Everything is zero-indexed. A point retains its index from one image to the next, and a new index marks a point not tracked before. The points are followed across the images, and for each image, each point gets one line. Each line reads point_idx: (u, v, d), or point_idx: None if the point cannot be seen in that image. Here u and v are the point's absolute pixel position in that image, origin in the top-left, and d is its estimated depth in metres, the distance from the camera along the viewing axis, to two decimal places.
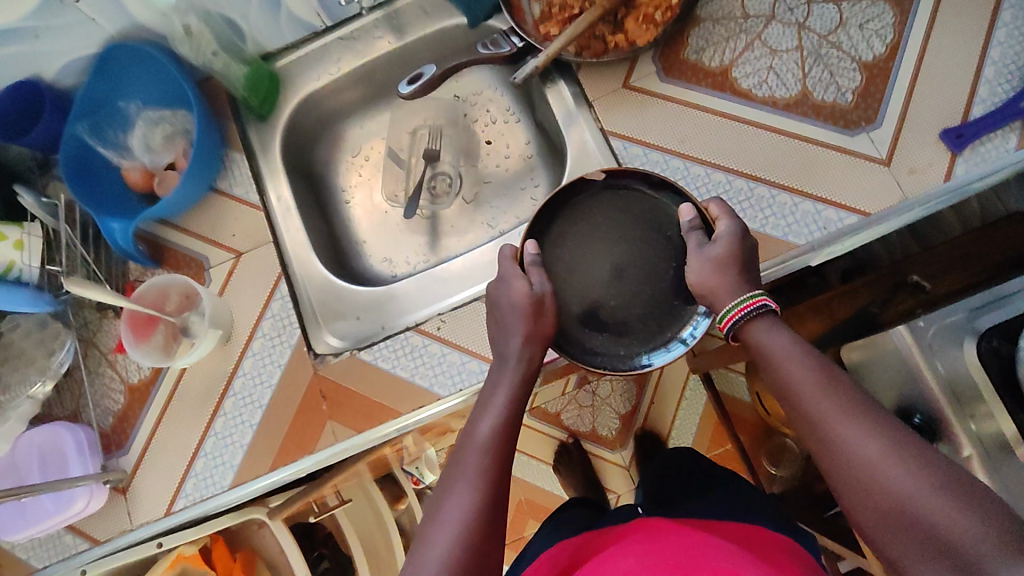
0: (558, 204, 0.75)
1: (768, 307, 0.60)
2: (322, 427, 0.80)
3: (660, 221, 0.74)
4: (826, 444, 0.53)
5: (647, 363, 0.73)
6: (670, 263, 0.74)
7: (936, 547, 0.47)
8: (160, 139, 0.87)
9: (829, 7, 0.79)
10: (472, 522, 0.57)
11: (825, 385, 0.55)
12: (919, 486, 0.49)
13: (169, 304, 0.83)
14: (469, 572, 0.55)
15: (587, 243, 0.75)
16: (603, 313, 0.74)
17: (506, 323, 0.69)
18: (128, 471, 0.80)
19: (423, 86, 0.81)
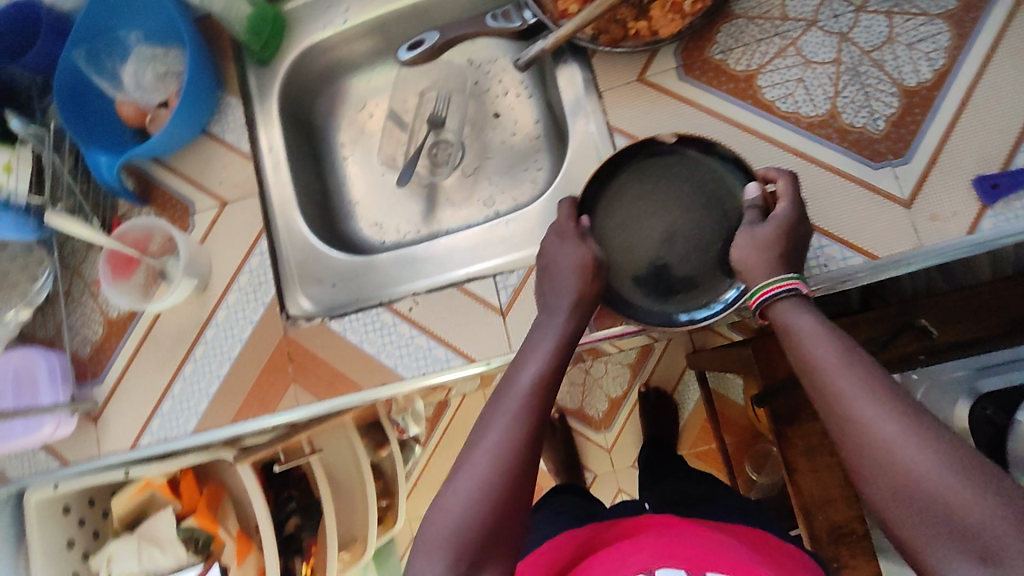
0: (621, 160, 0.74)
1: (796, 291, 0.59)
2: (285, 390, 0.79)
3: (720, 193, 0.73)
4: (839, 426, 0.50)
5: (687, 321, 0.74)
6: (723, 235, 0.73)
7: (953, 535, 0.44)
8: (152, 77, 0.84)
9: (879, 19, 0.72)
10: (507, 460, 0.55)
11: (847, 362, 0.52)
12: (939, 468, 0.45)
13: (152, 245, 0.82)
14: (499, 509, 0.53)
15: (644, 203, 0.76)
16: (649, 274, 0.76)
17: (557, 280, 0.68)
18: (98, 403, 0.82)
19: (422, 54, 0.78)
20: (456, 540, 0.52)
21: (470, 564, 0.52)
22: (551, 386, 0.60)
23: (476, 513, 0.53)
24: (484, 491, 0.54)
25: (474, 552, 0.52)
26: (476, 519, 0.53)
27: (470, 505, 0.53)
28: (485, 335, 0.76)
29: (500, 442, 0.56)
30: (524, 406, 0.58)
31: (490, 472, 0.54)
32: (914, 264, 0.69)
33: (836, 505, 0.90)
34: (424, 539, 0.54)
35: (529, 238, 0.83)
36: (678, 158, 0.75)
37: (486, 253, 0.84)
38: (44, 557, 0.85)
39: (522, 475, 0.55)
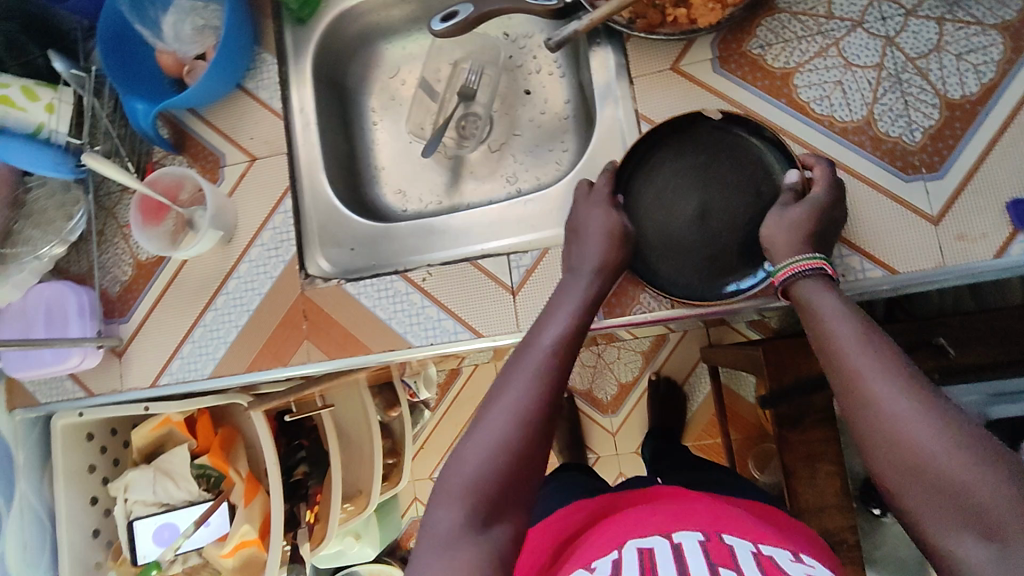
0: (664, 131, 0.75)
1: (822, 270, 0.60)
2: (298, 344, 0.81)
3: (758, 176, 0.73)
4: (852, 401, 0.50)
5: (733, 292, 0.73)
6: (754, 216, 0.72)
7: (958, 510, 0.44)
8: (190, 29, 0.85)
9: (929, 25, 0.71)
10: (523, 420, 0.55)
11: (866, 342, 0.52)
12: (950, 443, 0.45)
13: (182, 194, 0.84)
14: (512, 468, 0.54)
15: (681, 177, 0.75)
16: (678, 248, 0.75)
17: (586, 246, 0.70)
18: (124, 339, 0.85)
19: (454, 27, 0.77)
20: (477, 488, 0.53)
21: (490, 515, 0.52)
22: (573, 347, 0.62)
23: (496, 459, 0.54)
24: (507, 440, 0.55)
25: (495, 501, 0.52)
26: (497, 467, 0.53)
27: (491, 451, 0.54)
28: (493, 310, 0.77)
29: (524, 392, 0.57)
30: (542, 368, 0.59)
31: (508, 429, 0.55)
32: (934, 282, 0.68)
33: (830, 513, 0.89)
34: (443, 488, 0.54)
35: (547, 218, 0.83)
36: (721, 137, 0.75)
37: (502, 230, 0.85)
38: (66, 478, 0.90)
39: (541, 425, 0.56)
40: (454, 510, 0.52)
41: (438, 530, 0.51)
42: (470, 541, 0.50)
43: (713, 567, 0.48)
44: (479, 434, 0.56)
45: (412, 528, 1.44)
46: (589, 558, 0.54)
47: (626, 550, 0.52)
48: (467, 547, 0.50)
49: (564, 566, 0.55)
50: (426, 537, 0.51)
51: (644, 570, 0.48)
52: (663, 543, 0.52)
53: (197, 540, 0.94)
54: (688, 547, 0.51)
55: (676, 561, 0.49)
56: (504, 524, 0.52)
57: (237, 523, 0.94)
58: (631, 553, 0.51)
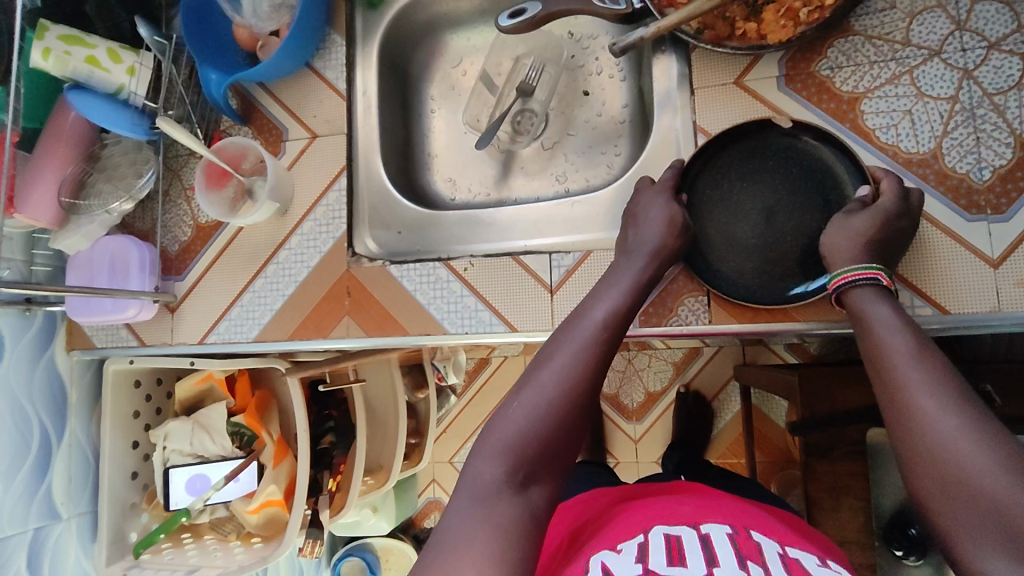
0: (734, 134, 0.74)
1: (877, 281, 0.59)
2: (339, 319, 0.84)
3: (827, 184, 0.72)
4: (896, 414, 0.50)
5: (803, 293, 0.71)
6: (822, 224, 0.71)
7: (993, 529, 0.42)
8: (268, 7, 0.86)
9: (1012, 61, 0.69)
10: (558, 400, 0.56)
11: (917, 356, 0.51)
12: (993, 463, 0.44)
13: (245, 164, 0.87)
14: (542, 441, 0.55)
15: (745, 180, 0.74)
16: (740, 250, 0.74)
17: (642, 234, 0.70)
18: (178, 296, 0.90)
19: (520, 25, 0.77)
20: (516, 446, 0.54)
21: (528, 475, 0.54)
22: (621, 326, 0.63)
23: (537, 421, 0.55)
24: (551, 404, 0.56)
25: (533, 462, 0.54)
26: (536, 429, 0.55)
27: (532, 414, 0.56)
28: (530, 306, 0.78)
29: (567, 364, 0.58)
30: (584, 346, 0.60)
31: (541, 404, 0.56)
32: (989, 325, 0.67)
33: (850, 548, 0.87)
34: (483, 444, 0.56)
35: (593, 220, 0.84)
36: (788, 143, 0.74)
37: (547, 229, 0.86)
38: (113, 419, 0.96)
39: (584, 398, 0.57)
40: (493, 463, 0.53)
41: (475, 480, 0.53)
42: (506, 496, 0.52)
43: (741, 560, 0.48)
44: (522, 397, 0.57)
45: (427, 508, 1.47)
46: (614, 537, 0.55)
47: (653, 535, 0.53)
48: (503, 502, 0.51)
49: (589, 543, 0.56)
50: (464, 486, 0.53)
51: (671, 555, 0.49)
52: (690, 533, 0.53)
53: (226, 493, 0.98)
54: (716, 538, 0.52)
55: (703, 550, 0.50)
56: (540, 485, 0.54)
57: (265, 483, 0.98)
58: (658, 538, 0.52)
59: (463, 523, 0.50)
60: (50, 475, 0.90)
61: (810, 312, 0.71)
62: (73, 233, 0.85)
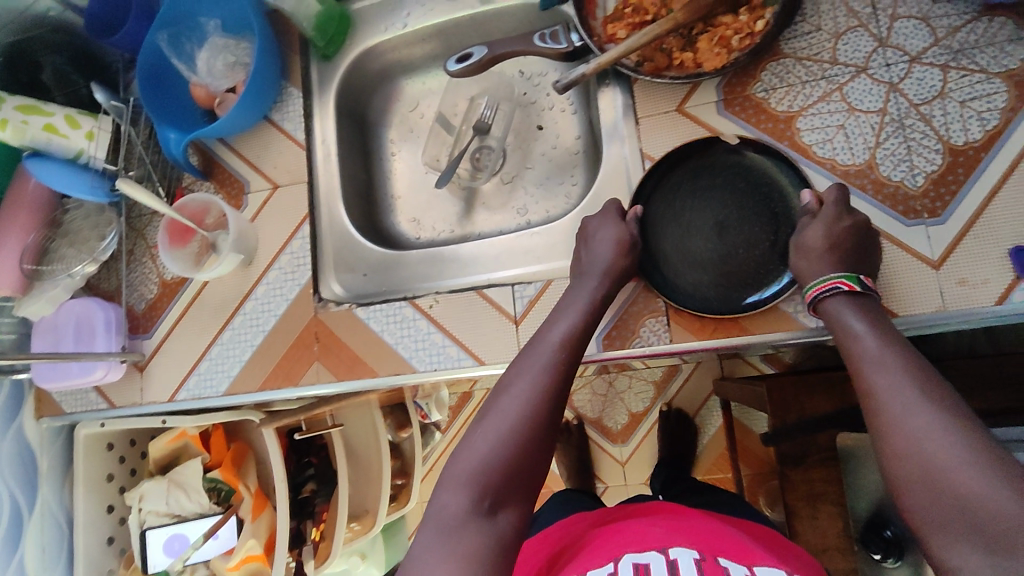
0: (682, 155, 0.79)
1: (839, 290, 0.63)
2: (309, 365, 0.84)
3: (773, 196, 0.76)
4: (871, 418, 0.53)
5: (764, 298, 0.74)
6: (771, 235, 0.76)
7: (961, 522, 0.45)
8: (222, 65, 0.89)
9: (933, 73, 0.73)
10: (524, 423, 0.58)
11: (885, 362, 0.54)
12: (961, 457, 0.46)
13: (208, 219, 0.88)
14: (514, 463, 0.56)
15: (696, 197, 0.79)
16: (696, 263, 0.78)
17: (595, 260, 0.73)
18: (145, 355, 0.89)
19: (469, 68, 0.80)
20: (484, 469, 0.55)
21: (494, 501, 0.54)
22: (581, 344, 0.66)
23: (510, 443, 0.57)
24: (519, 424, 0.58)
25: (500, 484, 0.55)
26: (504, 452, 0.56)
27: (506, 434, 0.57)
28: (497, 340, 0.79)
29: (529, 388, 0.60)
30: (550, 367, 0.62)
31: (507, 429, 0.57)
32: (937, 325, 0.70)
33: (831, 555, 0.89)
34: (451, 470, 0.57)
35: (556, 248, 0.84)
36: (735, 160, 0.78)
37: (508, 261, 0.86)
38: (86, 485, 0.94)
39: (553, 414, 0.60)
40: (459, 491, 0.54)
41: (442, 511, 0.54)
42: (474, 524, 0.53)
43: None
44: (488, 420, 0.59)
45: None
46: (585, 568, 0.56)
47: (623, 565, 0.54)
48: (473, 529, 0.52)
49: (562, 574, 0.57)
50: (432, 516, 0.54)
51: None
52: (658, 560, 0.54)
53: (204, 552, 0.97)
54: (683, 565, 0.53)
55: None
56: (509, 511, 0.55)
57: (244, 537, 0.97)
58: (627, 568, 0.53)
59: (436, 552, 0.51)
60: (21, 548, 0.88)
61: (766, 324, 0.73)
62: (36, 299, 0.85)
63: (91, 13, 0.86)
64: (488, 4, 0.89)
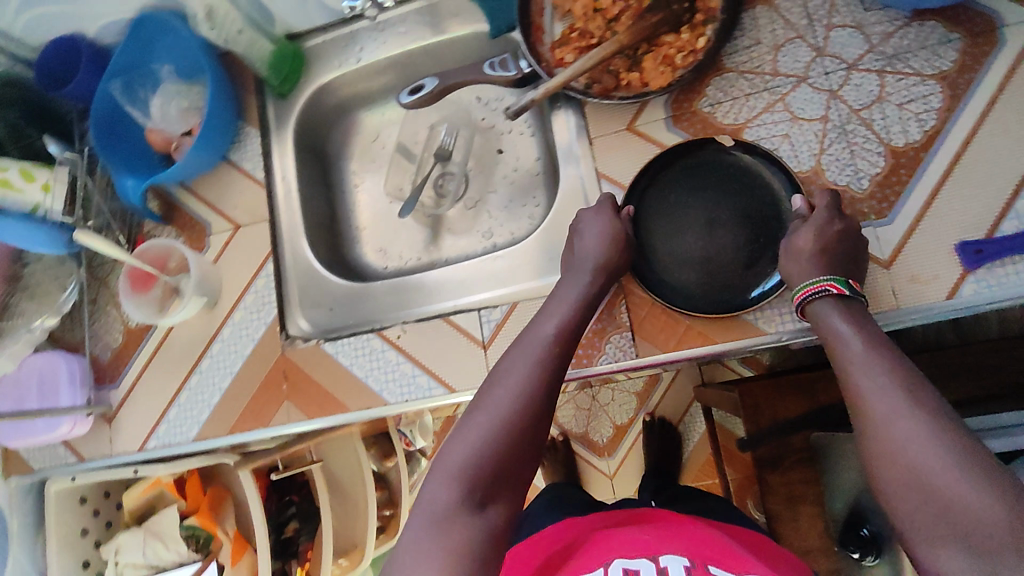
0: (678, 153, 0.79)
1: (828, 293, 0.63)
2: (279, 405, 0.83)
3: (765, 199, 0.77)
4: (858, 420, 0.53)
5: (755, 297, 0.74)
6: (763, 238, 0.76)
7: (946, 525, 0.45)
8: (176, 110, 0.90)
9: (870, 78, 0.75)
10: (512, 423, 0.58)
11: (872, 361, 0.55)
12: (944, 460, 0.47)
13: (170, 263, 0.88)
14: (503, 462, 0.56)
15: (689, 196, 0.79)
16: (685, 261, 0.78)
17: (577, 267, 0.73)
18: (113, 406, 0.88)
19: (422, 98, 0.81)
20: (473, 465, 0.55)
21: (484, 497, 0.54)
22: (569, 341, 0.67)
23: (498, 439, 0.57)
24: (506, 421, 0.58)
25: (489, 481, 0.55)
26: (494, 451, 0.56)
27: (495, 429, 0.58)
28: (467, 366, 0.79)
29: (520, 385, 0.61)
30: (538, 365, 0.63)
31: (497, 427, 0.58)
32: (893, 324, 0.71)
33: (815, 556, 0.90)
34: (439, 466, 0.57)
35: (522, 270, 0.85)
36: (731, 161, 0.78)
37: (474, 287, 0.86)
38: (59, 543, 0.91)
39: (541, 410, 0.60)
40: (449, 485, 0.54)
41: (430, 507, 0.54)
42: (465, 517, 0.52)
43: None
44: (476, 416, 0.59)
45: None
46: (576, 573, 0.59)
47: (612, 569, 0.57)
48: (462, 525, 0.52)
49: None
50: (421, 509, 0.54)
51: None
52: (648, 566, 0.57)
53: None
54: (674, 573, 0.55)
55: None
56: (497, 506, 0.55)
57: None
58: None
59: (425, 545, 0.51)
60: None
61: (728, 333, 0.74)
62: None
63: (43, 67, 0.89)
64: (440, 35, 0.91)
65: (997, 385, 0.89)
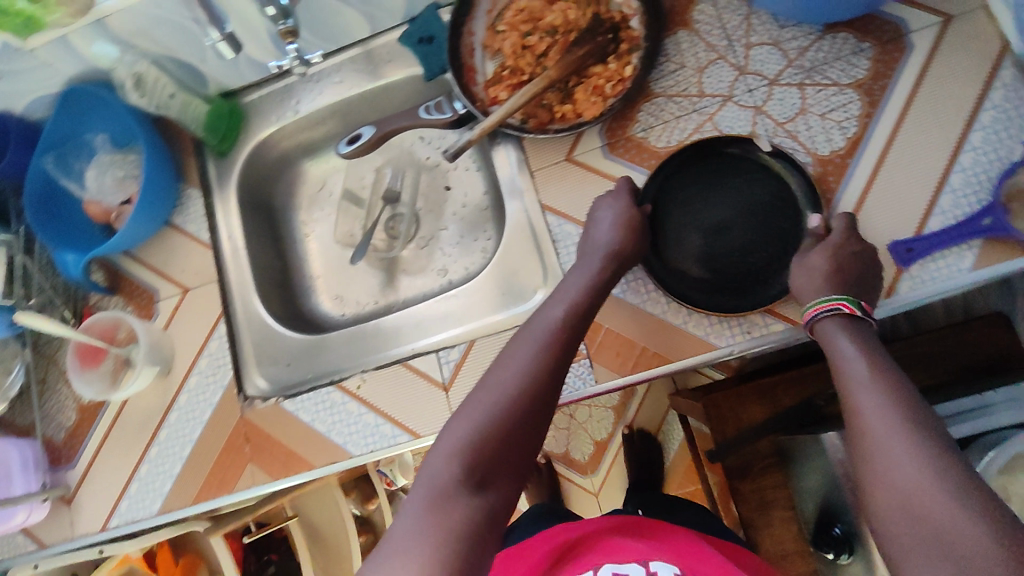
0: (713, 147, 0.79)
1: (840, 311, 0.65)
2: (242, 469, 0.82)
3: (783, 210, 0.77)
4: (856, 437, 0.54)
5: (752, 303, 0.75)
6: (777, 251, 0.76)
7: (931, 543, 0.46)
8: (112, 181, 0.89)
9: (792, 92, 0.78)
10: (518, 402, 0.59)
11: (877, 382, 0.56)
12: (932, 485, 0.47)
13: (119, 335, 0.86)
14: (506, 440, 0.57)
15: (714, 193, 0.79)
16: (693, 257, 0.78)
17: (586, 257, 0.74)
18: (71, 487, 0.85)
19: (360, 148, 0.82)
20: (472, 442, 0.56)
21: (484, 476, 0.55)
22: (577, 326, 0.68)
23: (500, 416, 0.58)
24: (512, 400, 0.59)
25: (490, 460, 0.56)
26: (498, 426, 0.57)
27: (495, 408, 0.59)
28: (428, 411, 0.78)
29: (529, 363, 0.62)
30: (545, 344, 0.65)
31: (504, 401, 0.59)
32: None
33: (792, 559, 0.93)
34: (443, 441, 0.58)
35: (478, 307, 0.85)
36: (762, 167, 0.78)
37: (431, 328, 0.86)
38: None
39: (543, 395, 0.61)
40: (448, 461, 0.55)
41: (431, 479, 0.54)
42: (462, 496, 0.53)
43: None
44: (479, 397, 0.61)
45: None
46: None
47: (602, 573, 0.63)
48: (459, 501, 0.53)
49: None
50: (422, 481, 0.55)
51: None
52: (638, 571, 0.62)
53: None
54: None
55: None
56: (496, 487, 0.56)
57: None
58: None
59: (418, 519, 0.52)
60: None
61: (679, 351, 0.76)
62: None
63: None
64: (376, 81, 0.91)
65: (944, 372, 0.93)
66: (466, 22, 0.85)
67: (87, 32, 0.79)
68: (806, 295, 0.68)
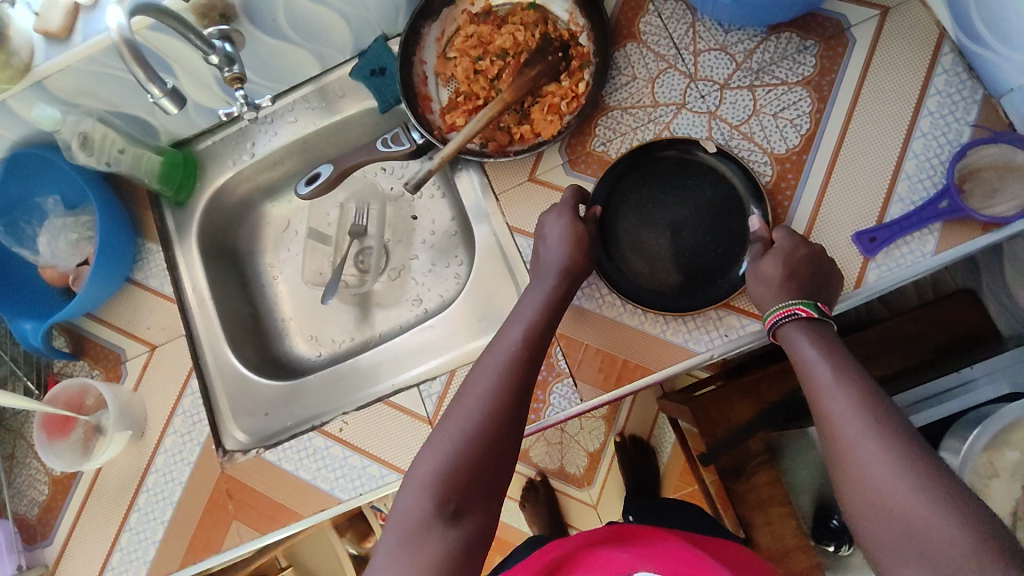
0: (662, 149, 0.79)
1: (798, 316, 0.65)
2: (227, 527, 0.79)
3: (729, 209, 0.78)
4: (828, 438, 0.54)
5: (703, 302, 0.76)
6: (725, 251, 0.77)
7: (907, 540, 0.46)
8: (65, 244, 0.86)
9: (743, 94, 0.79)
10: (484, 430, 0.58)
11: (843, 382, 0.56)
12: (904, 482, 0.47)
13: (87, 401, 0.83)
14: (477, 469, 0.56)
15: (665, 194, 0.79)
16: (646, 257, 0.79)
17: (539, 275, 0.73)
18: (49, 564, 0.82)
19: (319, 188, 0.81)
20: (443, 475, 0.55)
21: (457, 507, 0.54)
22: (538, 343, 0.66)
23: (468, 446, 0.57)
24: (479, 428, 0.58)
25: (462, 492, 0.55)
26: (467, 455, 0.56)
27: (464, 437, 0.57)
28: (415, 447, 0.77)
29: (492, 388, 0.61)
30: (508, 364, 0.63)
31: (470, 430, 0.58)
32: None
33: (794, 555, 0.93)
34: (413, 476, 0.57)
35: (455, 335, 0.84)
36: (710, 168, 0.78)
37: (409, 361, 0.85)
38: None
39: (512, 419, 0.60)
40: (420, 498, 0.54)
41: (404, 517, 0.53)
42: (436, 531, 0.52)
43: None
44: (446, 427, 0.59)
45: None
46: None
47: None
48: (434, 537, 0.52)
49: None
50: (395, 519, 0.54)
51: None
52: None
53: None
54: None
55: None
56: (472, 516, 0.54)
57: None
58: None
59: (394, 562, 0.51)
60: None
61: (659, 360, 0.76)
62: None
63: None
64: (332, 117, 0.90)
65: (923, 351, 0.94)
66: (416, 52, 0.85)
67: (25, 94, 0.75)
68: (771, 296, 0.69)
